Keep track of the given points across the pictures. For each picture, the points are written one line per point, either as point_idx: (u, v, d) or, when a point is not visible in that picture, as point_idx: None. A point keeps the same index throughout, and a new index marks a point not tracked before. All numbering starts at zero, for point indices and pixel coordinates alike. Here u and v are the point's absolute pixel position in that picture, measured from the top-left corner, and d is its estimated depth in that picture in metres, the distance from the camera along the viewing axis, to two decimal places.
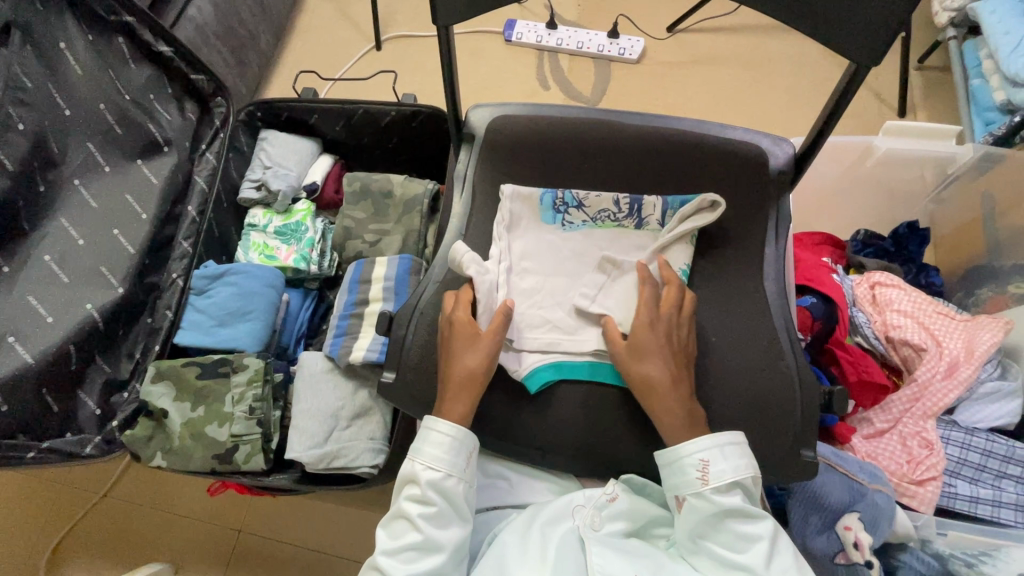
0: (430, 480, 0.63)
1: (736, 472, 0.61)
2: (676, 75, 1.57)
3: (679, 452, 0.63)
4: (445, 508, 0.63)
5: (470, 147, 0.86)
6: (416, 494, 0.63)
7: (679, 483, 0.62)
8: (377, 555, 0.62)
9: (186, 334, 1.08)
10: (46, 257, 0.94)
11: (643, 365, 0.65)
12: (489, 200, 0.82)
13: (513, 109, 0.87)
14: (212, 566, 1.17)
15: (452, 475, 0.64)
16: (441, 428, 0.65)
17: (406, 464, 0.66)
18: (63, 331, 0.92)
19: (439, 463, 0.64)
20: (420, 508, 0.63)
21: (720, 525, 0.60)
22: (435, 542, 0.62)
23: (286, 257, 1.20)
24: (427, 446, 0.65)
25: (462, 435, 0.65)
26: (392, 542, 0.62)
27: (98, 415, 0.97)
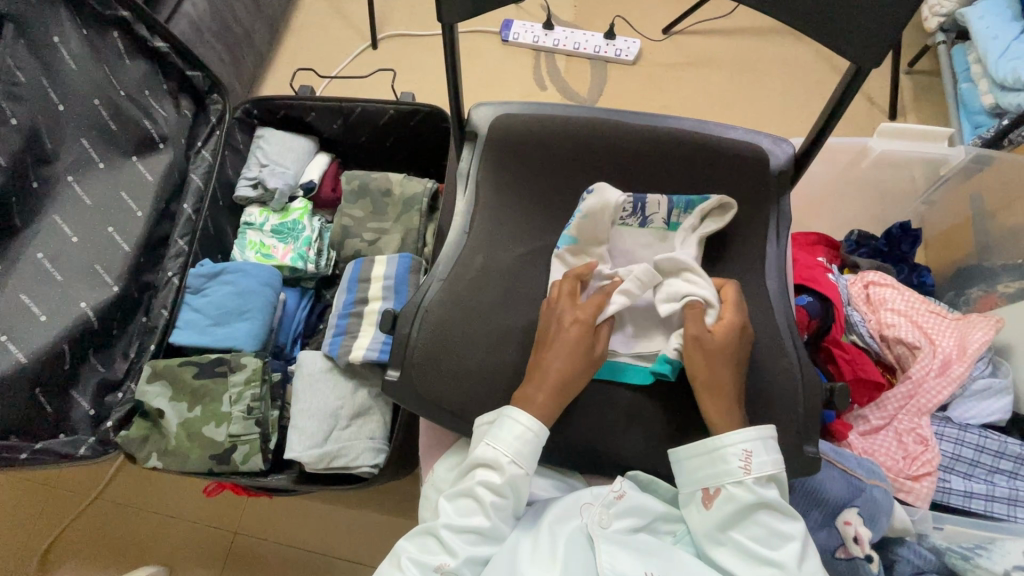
0: (512, 474, 0.63)
1: (777, 466, 0.62)
2: (672, 76, 1.58)
3: (720, 442, 0.63)
4: (515, 502, 0.64)
5: (473, 145, 0.86)
6: (495, 483, 0.62)
7: (717, 472, 0.63)
8: (439, 525, 0.62)
9: (182, 333, 1.07)
10: (38, 254, 0.92)
11: (717, 371, 0.66)
12: (492, 198, 0.81)
13: (515, 109, 0.87)
14: (207, 568, 1.16)
15: (528, 472, 0.64)
16: (535, 427, 0.64)
17: (488, 446, 0.64)
18: (57, 330, 0.90)
19: (525, 460, 0.63)
20: (496, 496, 0.62)
21: (756, 517, 0.60)
22: (497, 530, 0.62)
23: (283, 256, 1.19)
24: (517, 439, 0.64)
25: (545, 435, 0.65)
26: (458, 522, 0.62)
27: (92, 416, 0.95)
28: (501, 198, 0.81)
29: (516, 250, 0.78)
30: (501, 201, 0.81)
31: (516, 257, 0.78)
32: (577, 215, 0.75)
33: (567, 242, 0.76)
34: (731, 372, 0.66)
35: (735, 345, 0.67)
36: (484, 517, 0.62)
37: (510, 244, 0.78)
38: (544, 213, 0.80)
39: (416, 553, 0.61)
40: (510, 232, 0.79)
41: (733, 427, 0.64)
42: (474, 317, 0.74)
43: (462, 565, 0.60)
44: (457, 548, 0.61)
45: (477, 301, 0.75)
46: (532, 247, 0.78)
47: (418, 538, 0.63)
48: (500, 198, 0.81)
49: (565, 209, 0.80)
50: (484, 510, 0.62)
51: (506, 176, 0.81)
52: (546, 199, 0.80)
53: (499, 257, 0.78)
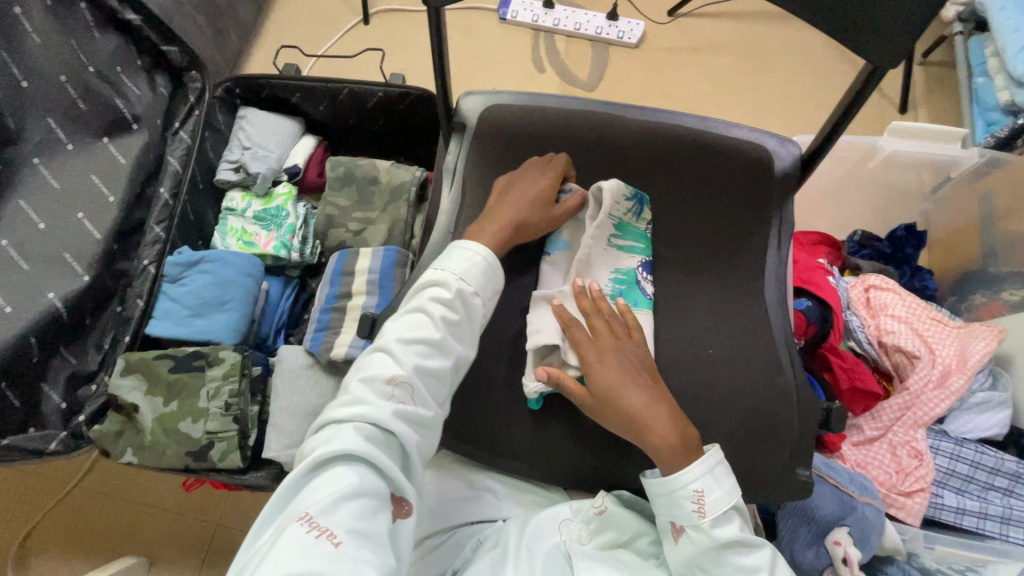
0: (460, 290, 0.62)
1: (732, 496, 0.57)
2: (677, 61, 1.51)
3: (673, 483, 0.57)
4: (464, 322, 0.62)
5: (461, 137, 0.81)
6: (445, 298, 0.61)
7: (676, 515, 0.58)
8: (388, 341, 0.59)
9: (157, 325, 1.03)
10: (3, 242, 0.87)
11: (625, 402, 0.61)
12: (481, 195, 0.76)
13: (507, 98, 0.82)
14: (188, 559, 1.15)
15: (478, 296, 0.64)
16: (483, 253, 0.65)
17: (434, 272, 0.64)
18: (23, 322, 0.86)
19: (474, 278, 0.63)
20: (444, 314, 0.61)
21: (722, 556, 0.56)
22: (447, 347, 0.61)
23: (265, 244, 1.15)
24: (465, 261, 0.64)
25: (493, 264, 0.65)
26: (407, 333, 0.60)
27: (64, 409, 0.92)
28: (489, 196, 0.76)
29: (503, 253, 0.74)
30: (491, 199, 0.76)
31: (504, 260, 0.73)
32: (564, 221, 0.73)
33: (554, 248, 0.72)
34: (639, 397, 0.61)
35: (613, 371, 0.62)
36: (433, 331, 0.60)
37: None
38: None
39: (362, 372, 0.57)
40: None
41: (681, 462, 0.58)
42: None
43: (414, 374, 0.57)
44: (407, 357, 0.58)
45: None
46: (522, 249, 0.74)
47: (361, 365, 0.59)
48: (490, 195, 0.76)
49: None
50: (434, 323, 0.60)
51: (495, 172, 0.77)
52: None
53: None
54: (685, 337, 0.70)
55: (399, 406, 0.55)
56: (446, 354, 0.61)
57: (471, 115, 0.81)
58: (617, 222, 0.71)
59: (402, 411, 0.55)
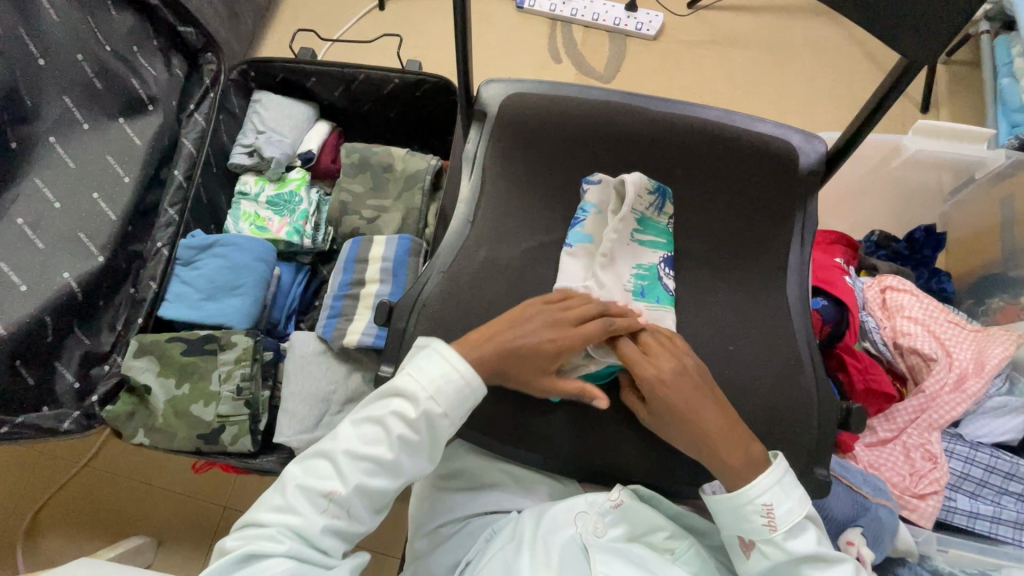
0: (426, 411, 0.58)
1: (803, 505, 0.58)
2: (696, 55, 1.49)
3: (740, 498, 0.58)
4: (422, 443, 0.59)
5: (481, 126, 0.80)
6: (406, 419, 0.58)
7: (745, 529, 0.58)
8: (337, 450, 0.58)
9: (170, 307, 1.03)
10: (18, 220, 0.87)
11: (696, 418, 0.60)
12: (500, 184, 0.75)
13: (529, 87, 0.80)
14: (196, 541, 1.16)
15: (447, 417, 0.59)
16: (462, 369, 0.59)
17: (406, 379, 0.59)
18: (38, 301, 0.86)
19: (444, 400, 0.58)
20: (400, 433, 0.58)
21: (798, 570, 0.56)
22: (399, 466, 0.59)
23: (278, 230, 1.15)
24: (440, 377, 0.58)
25: (473, 383, 0.59)
26: (360, 447, 0.58)
27: (77, 388, 0.92)
28: (508, 185, 0.75)
29: (522, 243, 0.73)
30: (510, 188, 0.75)
31: (522, 250, 0.72)
32: (587, 211, 0.71)
33: (577, 238, 0.71)
34: (709, 413, 0.60)
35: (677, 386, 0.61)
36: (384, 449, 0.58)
37: (516, 235, 0.73)
38: (555, 204, 0.75)
39: (306, 475, 0.58)
40: (518, 221, 0.74)
41: (748, 478, 0.58)
42: (474, 313, 0.69)
43: (354, 493, 0.57)
44: (352, 474, 0.57)
45: (479, 298, 0.70)
46: (541, 240, 0.73)
47: (309, 462, 0.59)
48: (511, 185, 0.75)
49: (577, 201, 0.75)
50: (389, 443, 0.58)
51: (515, 161, 0.76)
52: (558, 188, 0.75)
53: (504, 250, 0.72)
54: (704, 333, 0.69)
55: (331, 514, 0.57)
56: (393, 472, 0.59)
57: (491, 103, 0.80)
58: (638, 217, 0.71)
59: (332, 526, 0.57)
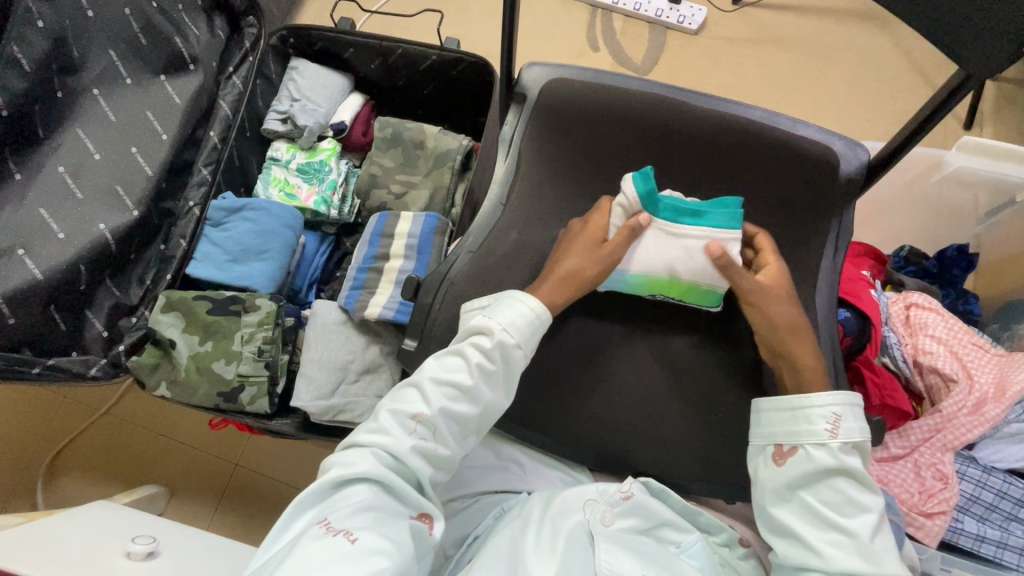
0: (502, 340, 0.61)
1: (863, 437, 0.61)
2: (737, 53, 1.46)
3: (808, 400, 0.63)
4: (501, 369, 0.62)
5: (519, 109, 0.80)
6: (485, 346, 0.61)
7: (802, 430, 0.62)
8: (421, 378, 0.61)
9: (198, 267, 1.05)
10: (59, 168, 0.89)
11: (779, 310, 0.66)
12: (535, 170, 0.75)
13: (570, 74, 0.80)
14: (207, 494, 1.20)
15: (520, 348, 0.62)
16: (533, 304, 0.63)
17: (483, 315, 0.63)
18: (75, 249, 0.88)
19: (518, 330, 0.62)
20: (478, 360, 0.61)
21: (833, 482, 0.60)
22: (475, 394, 0.61)
23: (306, 198, 1.16)
24: (515, 307, 0.63)
25: (544, 315, 0.64)
26: (441, 374, 0.61)
27: (105, 337, 0.94)
28: (543, 171, 0.75)
29: (552, 230, 0.73)
30: (545, 174, 0.75)
31: (552, 237, 0.73)
32: None
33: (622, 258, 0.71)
34: (790, 311, 0.67)
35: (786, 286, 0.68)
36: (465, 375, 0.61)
37: (548, 222, 0.74)
38: (587, 193, 0.75)
39: (393, 402, 0.61)
40: (551, 208, 0.74)
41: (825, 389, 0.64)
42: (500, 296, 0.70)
43: (437, 417, 0.60)
44: (435, 399, 0.60)
45: (506, 282, 0.71)
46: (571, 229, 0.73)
47: (395, 394, 0.63)
48: (546, 171, 0.75)
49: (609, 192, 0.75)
50: (468, 370, 0.61)
51: (551, 147, 0.75)
52: (592, 179, 0.75)
53: (534, 235, 0.73)
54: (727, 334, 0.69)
55: (417, 435, 0.59)
56: (473, 398, 0.61)
57: (532, 87, 0.80)
58: None
59: (419, 449, 0.59)
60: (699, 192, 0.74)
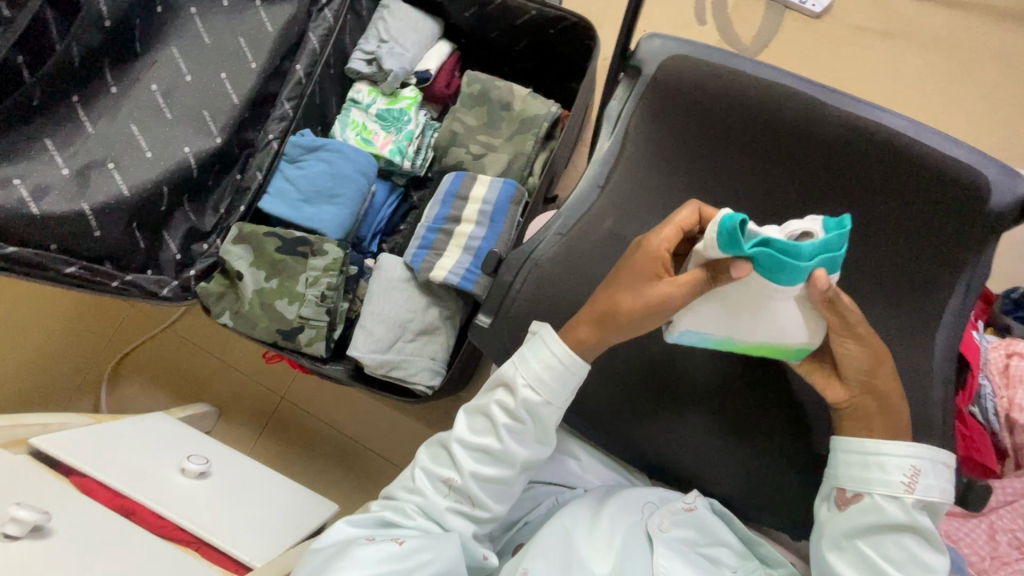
0: (526, 400, 0.62)
1: (942, 496, 0.60)
2: (860, 46, 1.32)
3: (889, 451, 0.60)
4: (525, 424, 0.64)
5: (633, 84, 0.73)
6: (510, 408, 0.63)
7: (877, 481, 0.60)
8: (451, 439, 0.66)
9: (271, 202, 1.05)
10: (152, 86, 0.88)
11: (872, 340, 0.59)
12: (640, 156, 0.70)
13: (695, 51, 0.72)
14: (253, 421, 1.25)
15: (548, 403, 0.63)
16: (558, 355, 0.62)
17: (507, 373, 0.64)
18: (160, 170, 0.88)
19: (543, 388, 0.62)
20: (502, 421, 0.64)
21: (902, 538, 0.59)
22: (506, 454, 0.64)
23: (382, 146, 1.14)
24: (539, 365, 0.62)
25: (574, 366, 0.62)
26: (470, 436, 0.65)
27: (177, 260, 0.96)
28: (648, 158, 0.70)
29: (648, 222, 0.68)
30: (649, 160, 0.70)
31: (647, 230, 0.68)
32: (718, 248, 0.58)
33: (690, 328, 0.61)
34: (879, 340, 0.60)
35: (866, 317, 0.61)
36: (490, 437, 0.65)
37: (646, 213, 0.69)
38: (692, 189, 0.69)
39: (429, 462, 0.67)
40: (650, 199, 0.69)
41: (905, 439, 0.60)
42: (582, 285, 0.67)
43: (471, 480, 0.64)
44: (467, 462, 0.65)
45: (591, 271, 0.67)
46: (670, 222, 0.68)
47: (433, 449, 0.69)
48: (651, 157, 0.70)
49: (717, 189, 0.69)
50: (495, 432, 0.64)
51: (660, 132, 0.70)
52: (699, 174, 0.69)
53: (629, 225, 0.69)
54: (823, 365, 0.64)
55: (451, 490, 0.65)
56: (502, 454, 0.64)
57: (650, 61, 0.72)
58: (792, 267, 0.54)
59: (454, 506, 0.65)
60: (818, 203, 0.67)
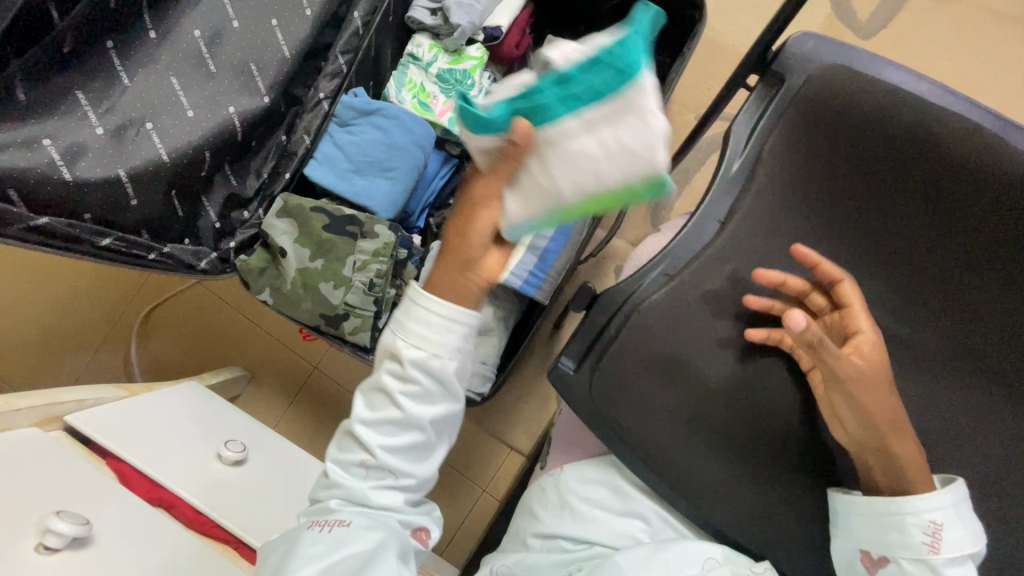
0: (414, 360, 0.55)
1: (975, 540, 0.52)
2: (995, 36, 1.14)
3: (901, 507, 0.53)
4: (421, 382, 0.56)
5: (777, 93, 0.60)
6: (399, 372, 0.56)
7: (895, 542, 0.54)
8: (352, 424, 0.59)
9: (317, 169, 0.95)
10: (195, 32, 0.76)
11: (871, 398, 0.53)
12: (772, 189, 0.59)
13: (864, 62, 0.58)
14: (283, 389, 1.21)
15: (439, 356, 0.55)
16: (438, 305, 0.54)
17: (391, 338, 0.57)
18: (201, 132, 0.78)
19: (428, 343, 0.55)
20: (393, 386, 0.56)
21: None
22: (413, 418, 0.57)
23: (440, 112, 1.02)
24: (421, 314, 0.55)
25: (458, 314, 0.55)
26: (370, 413, 0.58)
27: (217, 229, 0.89)
28: (782, 195, 0.59)
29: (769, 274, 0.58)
30: (783, 196, 0.59)
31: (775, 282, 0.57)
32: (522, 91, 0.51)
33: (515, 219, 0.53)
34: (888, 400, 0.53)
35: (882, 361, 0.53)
36: (382, 405, 0.57)
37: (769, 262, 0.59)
38: (829, 239, 0.58)
39: (339, 452, 0.60)
40: (773, 244, 0.59)
41: (922, 488, 0.53)
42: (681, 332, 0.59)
43: (383, 455, 0.57)
44: (373, 438, 0.58)
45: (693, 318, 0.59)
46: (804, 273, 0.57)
47: (341, 440, 0.61)
48: (779, 195, 0.59)
49: (860, 246, 0.57)
50: (394, 401, 0.57)
51: (802, 164, 0.58)
52: (831, 220, 0.58)
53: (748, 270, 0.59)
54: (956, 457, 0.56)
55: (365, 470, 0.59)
56: (404, 420, 0.57)
57: (804, 68, 0.59)
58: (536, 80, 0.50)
59: (378, 485, 0.58)
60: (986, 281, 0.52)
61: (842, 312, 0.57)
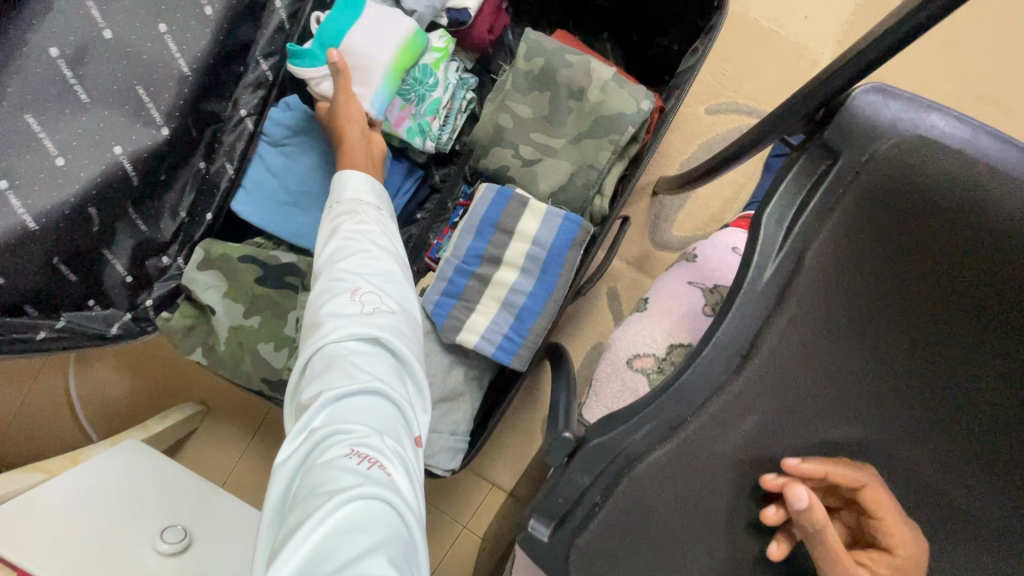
0: (367, 210, 0.68)
1: None
2: None
3: None
4: (377, 239, 0.65)
5: (830, 172, 0.42)
6: (359, 214, 0.67)
7: None
8: (327, 281, 0.60)
9: (248, 201, 0.79)
10: (52, 52, 0.57)
11: None
12: (818, 314, 0.42)
13: (965, 139, 0.40)
14: (240, 428, 1.09)
15: (380, 210, 0.70)
16: (374, 181, 0.73)
17: (337, 206, 0.68)
18: (81, 186, 0.61)
19: (366, 198, 0.70)
20: (354, 251, 0.63)
21: None
22: (384, 254, 0.64)
23: (397, 121, 0.83)
24: (351, 197, 0.70)
25: (381, 189, 0.74)
26: (343, 258, 0.62)
27: (129, 283, 0.72)
28: (820, 315, 0.42)
29: (796, 434, 0.42)
30: (815, 325, 0.42)
31: (805, 443, 0.42)
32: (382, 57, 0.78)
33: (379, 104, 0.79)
34: None
35: None
36: (347, 276, 0.60)
37: (800, 414, 0.42)
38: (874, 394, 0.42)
39: (322, 319, 0.58)
40: (812, 391, 0.42)
41: None
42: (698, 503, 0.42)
43: (375, 288, 0.61)
44: (360, 274, 0.61)
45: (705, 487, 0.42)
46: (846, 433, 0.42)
47: (312, 324, 0.58)
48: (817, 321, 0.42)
49: (911, 401, 0.41)
50: (363, 241, 0.64)
51: (854, 277, 0.42)
52: (870, 364, 0.42)
53: (783, 427, 0.42)
54: None
55: (364, 362, 0.55)
56: (376, 276, 0.62)
57: (872, 141, 0.41)
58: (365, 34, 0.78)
59: (384, 321, 0.58)
60: None
61: (868, 520, 0.41)
